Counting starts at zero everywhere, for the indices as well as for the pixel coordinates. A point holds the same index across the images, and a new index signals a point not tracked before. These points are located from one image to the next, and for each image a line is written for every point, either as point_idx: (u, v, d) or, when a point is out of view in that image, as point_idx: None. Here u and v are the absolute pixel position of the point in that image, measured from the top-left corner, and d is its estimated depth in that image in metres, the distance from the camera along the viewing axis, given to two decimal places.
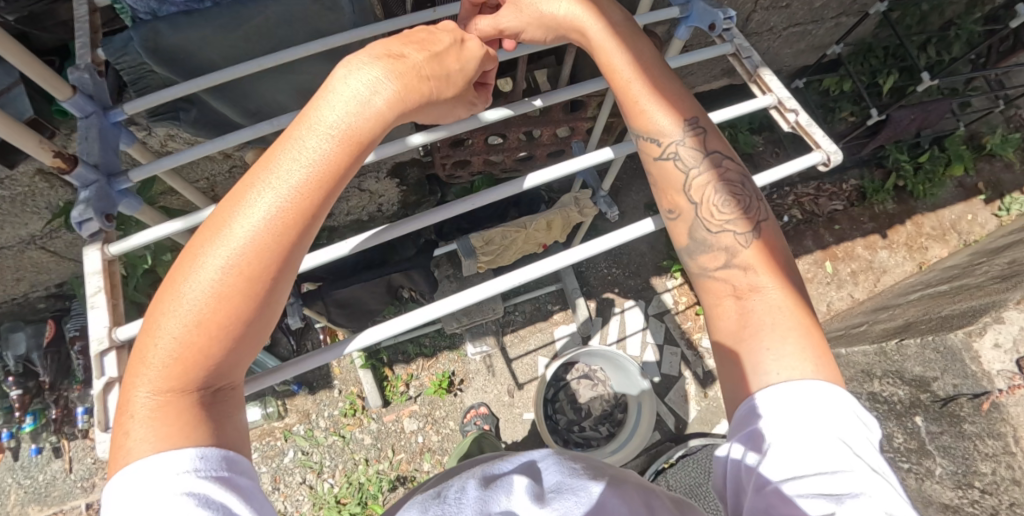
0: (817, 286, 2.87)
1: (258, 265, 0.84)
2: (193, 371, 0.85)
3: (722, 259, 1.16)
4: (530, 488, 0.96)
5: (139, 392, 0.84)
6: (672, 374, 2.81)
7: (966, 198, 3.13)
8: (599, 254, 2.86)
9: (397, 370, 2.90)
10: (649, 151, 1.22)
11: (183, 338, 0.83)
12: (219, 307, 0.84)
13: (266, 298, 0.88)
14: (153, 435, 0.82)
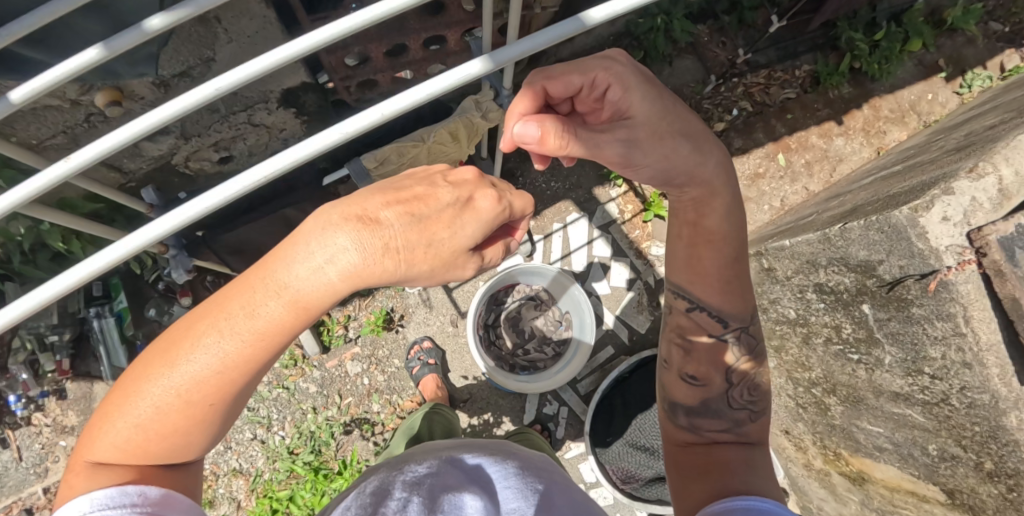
0: (770, 182, 2.79)
1: (229, 375, 0.92)
2: (160, 443, 0.93)
3: (722, 427, 1.27)
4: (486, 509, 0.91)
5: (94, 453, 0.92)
6: (621, 285, 2.73)
7: (925, 76, 2.98)
8: (534, 168, 2.68)
9: (333, 314, 2.72)
10: (690, 303, 1.31)
11: (159, 409, 0.91)
12: (190, 398, 0.92)
13: (232, 395, 0.95)
14: (104, 474, 0.90)
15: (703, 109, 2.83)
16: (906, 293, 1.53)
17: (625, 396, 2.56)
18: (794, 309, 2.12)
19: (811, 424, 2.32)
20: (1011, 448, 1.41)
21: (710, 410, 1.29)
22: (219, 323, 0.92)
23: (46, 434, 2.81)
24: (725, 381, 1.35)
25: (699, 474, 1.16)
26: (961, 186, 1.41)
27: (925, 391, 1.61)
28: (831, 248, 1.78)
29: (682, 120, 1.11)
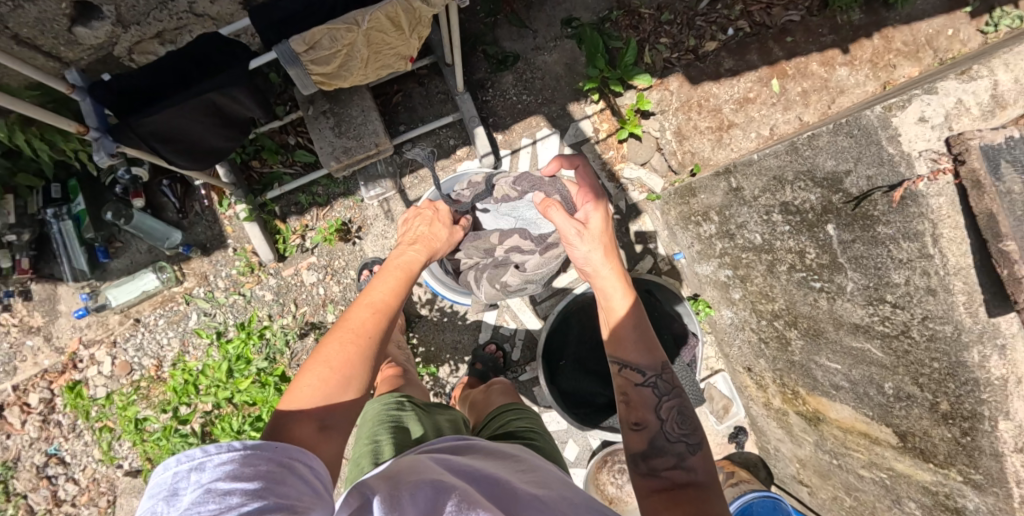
0: (760, 107, 2.55)
1: (370, 336, 1.24)
2: (321, 397, 1.13)
3: (673, 463, 1.24)
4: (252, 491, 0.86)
5: (283, 413, 1.11)
6: None
7: (948, 9, 2.61)
8: (506, 79, 2.59)
9: (290, 222, 2.62)
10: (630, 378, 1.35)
11: (321, 377, 1.15)
12: (349, 350, 1.20)
13: (371, 357, 1.22)
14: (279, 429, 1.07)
15: (695, 26, 2.59)
16: (872, 210, 1.43)
17: (584, 317, 2.44)
18: (759, 234, 1.90)
19: (770, 361, 2.23)
20: (971, 388, 1.37)
21: (654, 452, 1.27)
22: (366, 306, 1.29)
23: (13, 333, 2.55)
24: (660, 419, 1.34)
25: (669, 507, 1.12)
26: (949, 86, 1.36)
27: (886, 322, 1.53)
28: (797, 159, 1.66)
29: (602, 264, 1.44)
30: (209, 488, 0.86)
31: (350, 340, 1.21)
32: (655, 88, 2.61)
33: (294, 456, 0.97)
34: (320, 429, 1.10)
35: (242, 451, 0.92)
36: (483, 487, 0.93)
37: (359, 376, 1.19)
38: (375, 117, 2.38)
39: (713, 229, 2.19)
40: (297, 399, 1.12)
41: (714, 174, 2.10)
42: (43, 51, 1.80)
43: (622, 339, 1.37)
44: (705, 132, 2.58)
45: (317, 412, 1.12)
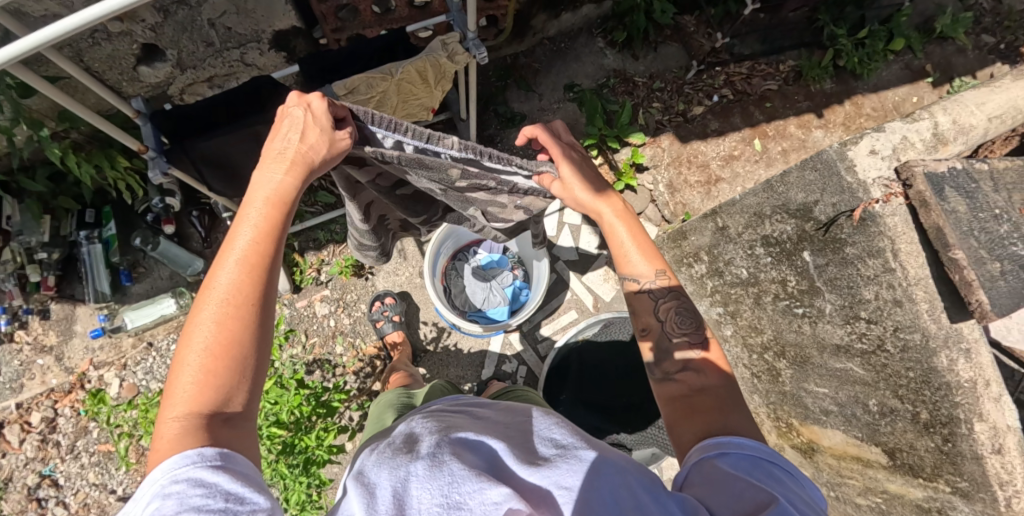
0: (744, 164, 2.81)
1: (253, 298, 0.93)
2: (209, 390, 0.88)
3: (681, 367, 1.24)
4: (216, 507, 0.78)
5: (166, 420, 0.86)
6: (590, 253, 2.74)
7: (911, 80, 3.21)
8: (514, 135, 2.79)
9: (307, 256, 2.71)
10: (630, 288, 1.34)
11: (200, 365, 0.88)
12: (228, 322, 0.91)
13: (262, 323, 0.94)
14: (167, 432, 0.84)
15: (683, 93, 2.90)
16: (839, 233, 1.61)
17: (587, 353, 2.50)
18: (745, 269, 2.03)
19: (763, 396, 2.29)
20: (944, 392, 1.54)
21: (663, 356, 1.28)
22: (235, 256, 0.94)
23: (25, 351, 2.65)
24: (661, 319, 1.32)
25: (686, 418, 1.10)
26: (896, 126, 1.60)
27: (862, 339, 1.69)
28: (773, 196, 1.83)
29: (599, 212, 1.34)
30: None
31: (231, 306, 0.91)
32: (648, 145, 2.85)
33: (235, 463, 0.85)
34: (219, 426, 0.87)
35: (169, 478, 0.80)
36: (471, 437, 0.98)
37: (252, 349, 0.92)
38: None
39: (704, 269, 2.30)
40: (177, 399, 0.87)
41: (701, 216, 2.24)
42: (108, 85, 2.07)
43: (624, 254, 1.32)
44: (694, 186, 2.80)
45: (210, 408, 0.87)
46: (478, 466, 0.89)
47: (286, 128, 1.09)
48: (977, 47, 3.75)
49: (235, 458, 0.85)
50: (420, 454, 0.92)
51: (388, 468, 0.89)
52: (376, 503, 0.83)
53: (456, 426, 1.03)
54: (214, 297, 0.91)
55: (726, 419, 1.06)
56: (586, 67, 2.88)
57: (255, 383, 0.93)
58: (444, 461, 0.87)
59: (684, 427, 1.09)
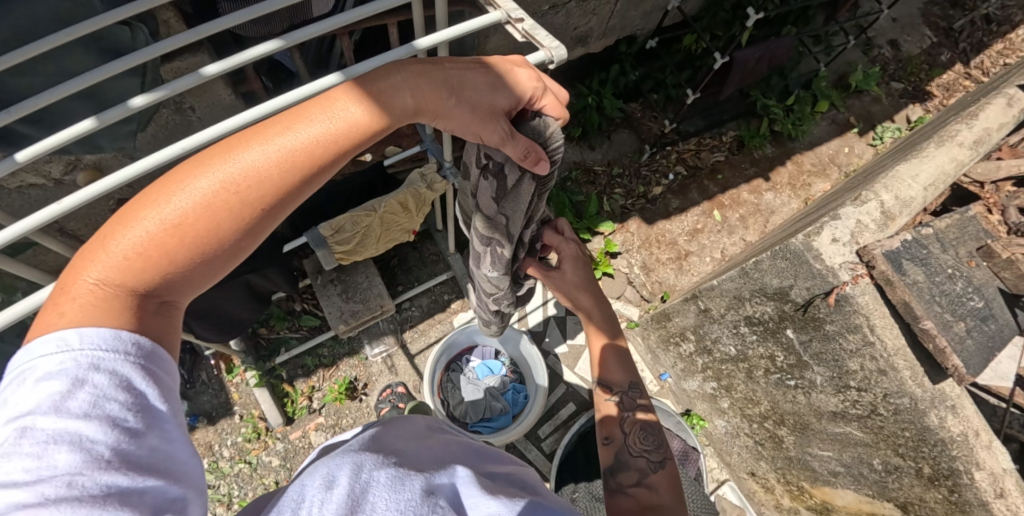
0: (709, 235, 2.98)
1: (260, 202, 0.83)
2: (149, 271, 0.76)
3: (636, 479, 1.32)
4: (125, 424, 0.68)
5: (85, 277, 0.75)
6: (579, 343, 2.76)
7: (840, 133, 3.52)
8: None
9: (297, 385, 2.64)
10: (603, 394, 1.51)
11: (151, 237, 0.76)
12: (211, 209, 0.79)
13: (249, 232, 0.84)
14: (97, 280, 0.74)
15: (641, 175, 3.09)
16: (817, 313, 1.72)
17: (588, 445, 2.48)
18: (733, 346, 2.14)
19: (770, 462, 2.35)
20: (941, 448, 1.61)
21: (618, 464, 1.37)
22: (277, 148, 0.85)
23: None
24: (625, 432, 1.46)
25: None
26: (849, 212, 1.73)
27: (856, 405, 1.79)
28: (750, 280, 1.94)
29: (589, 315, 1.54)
30: (30, 428, 0.65)
31: (237, 197, 0.81)
32: (618, 231, 2.96)
33: (160, 368, 0.75)
34: (144, 323, 0.76)
35: (84, 356, 0.70)
36: (426, 465, 0.96)
37: (220, 250, 0.82)
38: (378, 281, 2.51)
39: (692, 347, 2.40)
40: (111, 258, 0.75)
41: (682, 299, 2.34)
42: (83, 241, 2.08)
43: (604, 363, 1.52)
44: (667, 263, 2.92)
45: (147, 289, 0.77)
46: (437, 493, 0.87)
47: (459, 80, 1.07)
48: (890, 93, 4.17)
49: (150, 389, 0.73)
50: (380, 464, 0.88)
51: (348, 465, 0.86)
52: (329, 503, 0.79)
53: (409, 450, 1.00)
54: (225, 172, 0.82)
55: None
56: None
57: (194, 284, 0.82)
58: (406, 475, 0.87)
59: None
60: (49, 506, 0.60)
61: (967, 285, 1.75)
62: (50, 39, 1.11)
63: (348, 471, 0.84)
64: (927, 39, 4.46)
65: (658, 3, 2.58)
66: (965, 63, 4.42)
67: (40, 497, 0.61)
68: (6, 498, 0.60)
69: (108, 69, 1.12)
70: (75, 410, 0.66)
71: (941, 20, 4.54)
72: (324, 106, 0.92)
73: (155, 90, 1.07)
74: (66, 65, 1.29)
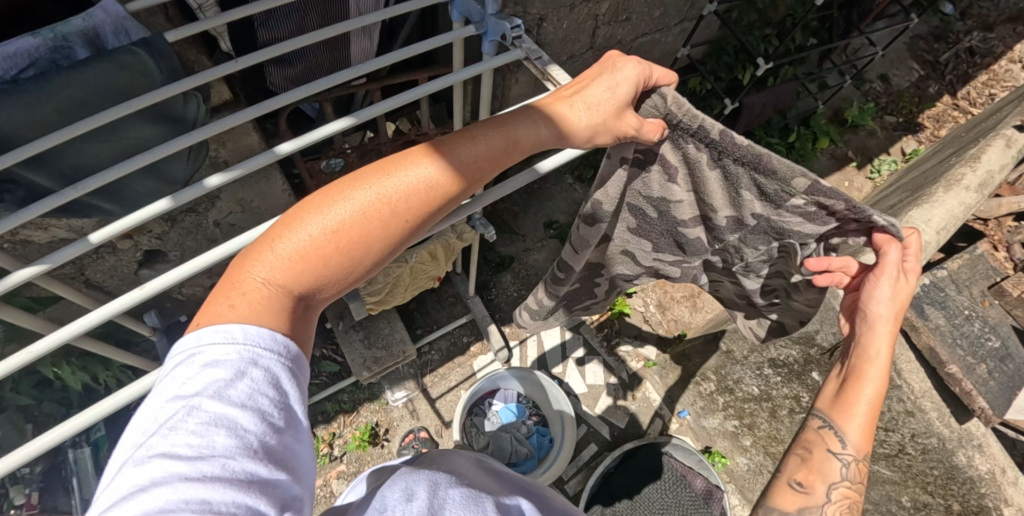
0: None
1: (404, 218, 0.90)
2: (309, 273, 0.83)
3: None
4: (272, 418, 0.71)
5: (253, 273, 0.81)
6: (599, 382, 2.77)
7: (838, 167, 3.64)
8: (505, 278, 2.85)
9: (317, 432, 2.61)
10: (828, 442, 1.04)
11: (314, 240, 0.83)
12: (370, 220, 0.87)
13: (390, 243, 0.90)
14: (264, 278, 0.80)
15: None
16: None
17: (612, 487, 2.49)
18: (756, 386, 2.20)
19: None
20: (970, 485, 1.63)
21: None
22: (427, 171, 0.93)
23: None
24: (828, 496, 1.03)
25: None
26: None
27: (884, 444, 1.79)
28: None
29: (865, 364, 1.03)
30: (195, 408, 0.68)
31: (387, 209, 0.89)
32: None
33: (301, 373, 0.79)
34: (295, 328, 0.81)
35: (248, 350, 0.73)
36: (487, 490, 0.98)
37: (367, 258, 0.88)
38: (400, 325, 2.54)
39: (714, 385, 2.50)
40: (283, 255, 0.82)
41: None
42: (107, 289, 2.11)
43: (858, 413, 1.02)
44: None
45: (303, 290, 0.83)
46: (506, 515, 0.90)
47: (575, 96, 1.07)
48: (884, 126, 4.32)
49: (293, 391, 0.76)
50: (451, 483, 0.91)
51: (425, 481, 0.88)
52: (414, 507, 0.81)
53: (466, 475, 1.02)
54: (377, 187, 0.89)
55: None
56: (562, 203, 3.07)
57: (335, 291, 0.87)
58: (477, 496, 0.90)
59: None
60: (205, 487, 0.62)
61: (983, 325, 1.82)
62: (109, 113, 1.17)
63: (426, 485, 0.87)
64: (913, 73, 4.62)
65: (666, 50, 2.69)
66: (952, 94, 4.57)
67: (200, 474, 0.63)
68: (171, 470, 0.63)
69: (166, 147, 1.17)
70: (234, 396, 0.70)
71: (926, 54, 4.70)
72: (447, 142, 0.97)
73: (230, 169, 1.12)
74: (116, 132, 1.32)
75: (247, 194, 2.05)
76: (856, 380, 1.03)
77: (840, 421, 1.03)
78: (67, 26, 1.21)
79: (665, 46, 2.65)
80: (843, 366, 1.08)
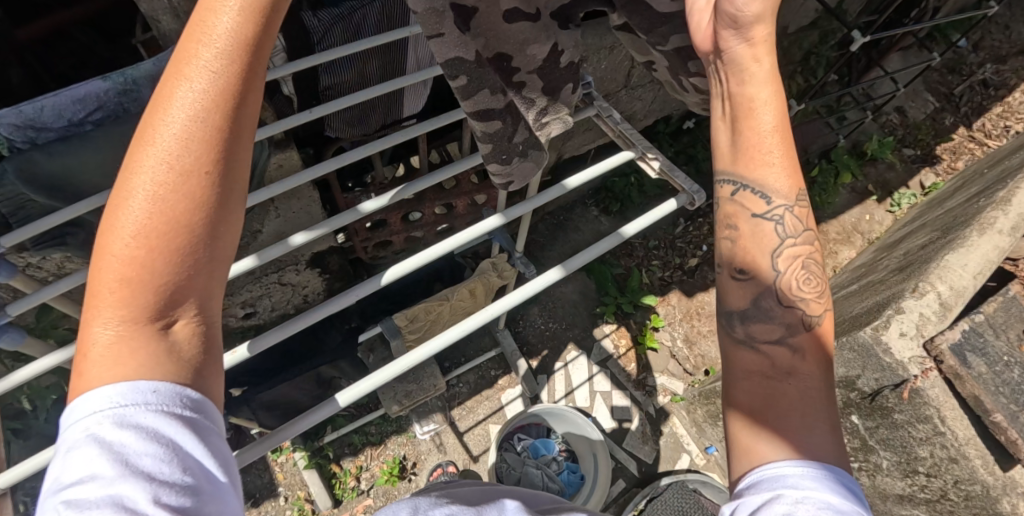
0: None
1: (209, 159, 0.70)
2: (140, 291, 0.68)
3: (777, 337, 0.95)
4: (161, 478, 0.63)
5: (94, 332, 0.68)
6: (626, 417, 2.77)
7: (860, 201, 3.65)
8: (532, 311, 2.87)
9: (345, 465, 2.61)
10: (755, 205, 0.97)
11: (125, 263, 0.68)
12: (166, 197, 0.68)
13: (222, 193, 0.72)
14: (107, 335, 0.68)
15: (676, 247, 3.18)
16: (886, 402, 1.82)
17: None
18: None
19: None
20: None
21: (766, 313, 0.97)
22: (181, 90, 0.69)
23: None
24: (778, 270, 0.99)
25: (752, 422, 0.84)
26: (909, 304, 1.84)
27: (924, 490, 1.84)
28: None
29: (748, 97, 0.92)
30: (74, 499, 0.61)
31: (186, 171, 0.69)
32: (659, 304, 3.03)
33: (204, 414, 0.69)
34: (169, 362, 0.69)
35: (112, 413, 0.64)
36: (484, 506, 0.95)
37: (206, 233, 0.71)
38: (431, 359, 2.55)
39: None
40: (102, 292, 0.68)
41: None
42: None
43: (761, 156, 0.94)
44: (707, 335, 2.97)
45: (149, 308, 0.68)
46: None
47: None
48: (903, 159, 4.36)
49: (172, 431, 0.65)
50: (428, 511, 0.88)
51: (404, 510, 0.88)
52: None
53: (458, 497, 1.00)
54: (156, 158, 0.69)
55: (804, 424, 0.81)
56: (587, 235, 3.11)
57: (208, 287, 0.72)
58: None
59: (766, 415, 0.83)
60: None
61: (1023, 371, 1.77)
62: None
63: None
64: (929, 104, 4.63)
65: None
66: (968, 126, 4.58)
67: None
68: None
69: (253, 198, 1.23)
70: (110, 468, 0.62)
71: (941, 86, 4.72)
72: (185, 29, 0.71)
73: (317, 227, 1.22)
74: None
75: (289, 227, 2.08)
76: (750, 116, 0.92)
77: (749, 175, 0.96)
78: (137, 70, 1.23)
79: None
80: (723, 100, 0.97)
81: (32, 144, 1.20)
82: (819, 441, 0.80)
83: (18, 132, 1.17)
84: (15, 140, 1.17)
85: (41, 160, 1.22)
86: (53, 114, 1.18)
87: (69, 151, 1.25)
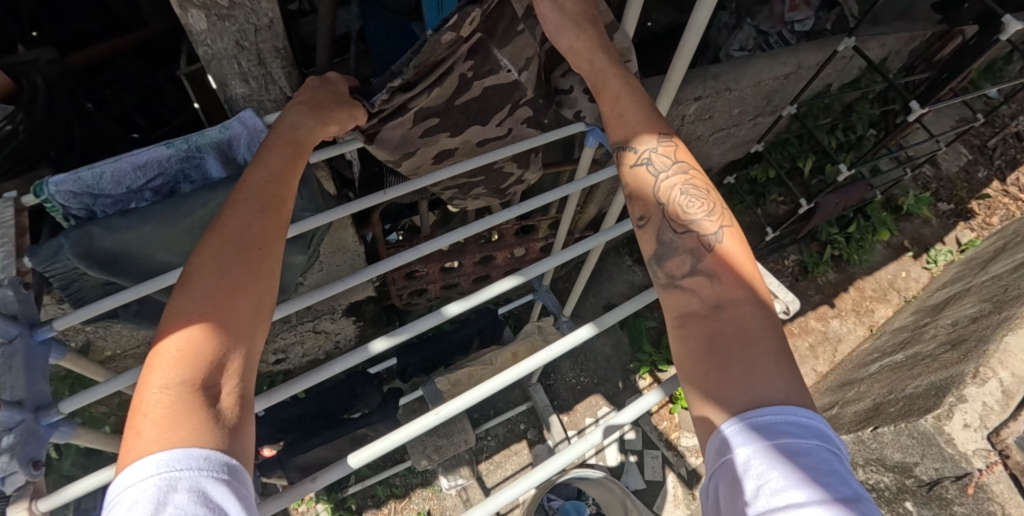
0: None
1: (262, 249, 0.88)
2: (200, 351, 0.76)
3: (688, 264, 0.99)
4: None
5: (147, 394, 0.73)
6: (657, 479, 2.68)
7: (896, 257, 3.58)
8: (564, 363, 2.82)
9: None
10: (626, 159, 1.10)
11: (189, 332, 0.77)
12: (232, 277, 0.83)
13: (267, 278, 0.87)
14: (159, 397, 0.72)
15: None
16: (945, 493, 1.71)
17: None
18: None
19: None
20: None
21: (665, 251, 1.03)
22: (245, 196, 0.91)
23: None
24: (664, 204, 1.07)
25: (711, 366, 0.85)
26: None
27: None
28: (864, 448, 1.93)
29: (606, 84, 1.12)
30: None
31: (245, 255, 0.86)
32: None
33: (237, 479, 0.70)
34: (216, 427, 0.72)
35: (161, 475, 0.65)
36: None
37: (255, 313, 0.84)
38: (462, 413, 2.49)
39: None
40: (165, 356, 0.75)
41: None
42: None
43: (620, 114, 1.11)
44: None
45: (206, 369, 0.76)
46: None
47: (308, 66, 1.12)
48: (938, 213, 4.30)
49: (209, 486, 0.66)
50: None
51: None
52: None
53: None
54: (221, 247, 0.85)
55: (739, 370, 0.81)
56: (619, 285, 3.07)
57: (248, 363, 0.80)
58: None
59: (705, 375, 0.84)
60: None
61: None
62: None
63: None
64: (962, 156, 4.55)
65: (736, 141, 2.83)
66: (1002, 180, 4.49)
67: None
68: None
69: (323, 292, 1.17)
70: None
71: (975, 138, 4.65)
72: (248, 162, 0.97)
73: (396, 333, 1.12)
74: None
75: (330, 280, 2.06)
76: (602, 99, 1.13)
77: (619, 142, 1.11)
78: (202, 137, 1.19)
79: (736, 138, 2.81)
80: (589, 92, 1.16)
81: (88, 210, 1.18)
82: (769, 380, 0.79)
83: (75, 199, 1.14)
84: (72, 207, 1.15)
85: (99, 234, 1.14)
86: (112, 182, 1.15)
87: (129, 227, 1.16)
